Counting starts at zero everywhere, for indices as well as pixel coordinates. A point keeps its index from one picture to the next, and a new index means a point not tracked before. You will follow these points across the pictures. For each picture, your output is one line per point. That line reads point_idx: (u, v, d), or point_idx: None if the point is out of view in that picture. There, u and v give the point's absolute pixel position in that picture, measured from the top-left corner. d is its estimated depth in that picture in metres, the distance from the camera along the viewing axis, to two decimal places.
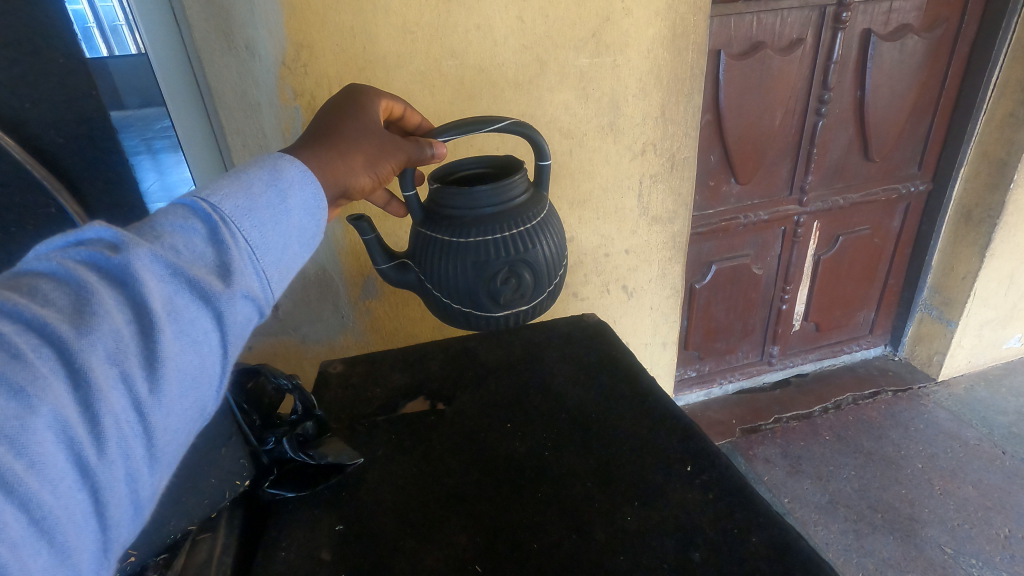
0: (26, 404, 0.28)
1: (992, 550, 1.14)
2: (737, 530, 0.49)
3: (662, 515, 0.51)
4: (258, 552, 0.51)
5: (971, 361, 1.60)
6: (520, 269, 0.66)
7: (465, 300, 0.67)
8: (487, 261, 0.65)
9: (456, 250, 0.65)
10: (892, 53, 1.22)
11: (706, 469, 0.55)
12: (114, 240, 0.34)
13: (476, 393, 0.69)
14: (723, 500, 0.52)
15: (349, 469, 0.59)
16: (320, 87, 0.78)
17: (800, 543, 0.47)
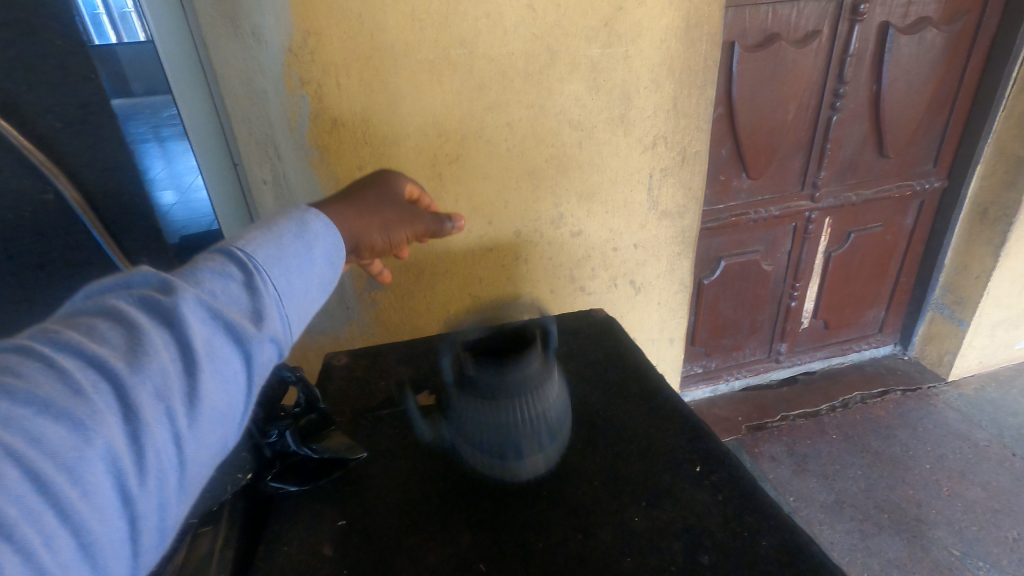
0: (83, 436, 0.28)
1: (1000, 553, 1.13)
2: (747, 533, 0.48)
3: (670, 516, 0.50)
4: (262, 546, 0.51)
5: (983, 362, 1.58)
6: (521, 419, 0.53)
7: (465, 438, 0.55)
8: (484, 385, 0.54)
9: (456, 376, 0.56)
10: (910, 46, 1.19)
11: (715, 469, 0.54)
12: (161, 283, 0.35)
13: None
14: (732, 500, 0.51)
15: (351, 463, 0.58)
16: (327, 75, 0.77)
17: (812, 548, 0.46)
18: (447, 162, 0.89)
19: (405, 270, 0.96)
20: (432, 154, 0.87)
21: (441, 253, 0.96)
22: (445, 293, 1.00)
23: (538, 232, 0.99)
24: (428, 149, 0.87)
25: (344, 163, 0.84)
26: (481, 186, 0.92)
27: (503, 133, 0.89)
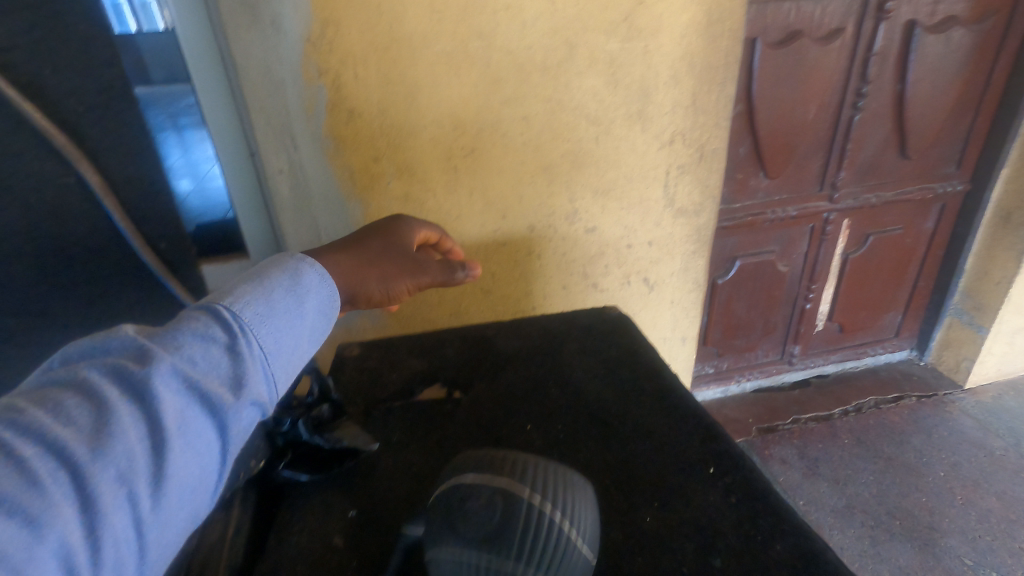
0: (37, 529, 0.27)
1: (1014, 564, 1.11)
2: (759, 537, 0.47)
3: (677, 518, 0.49)
4: (272, 534, 0.51)
5: (1001, 369, 1.55)
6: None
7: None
8: (500, 531, 0.42)
9: (462, 517, 0.43)
10: (937, 46, 1.17)
11: (728, 471, 0.53)
12: (140, 351, 0.34)
13: (491, 383, 0.68)
14: (744, 503, 0.50)
15: (362, 454, 0.57)
16: (345, 66, 0.78)
17: (826, 554, 0.46)
18: (462, 156, 0.89)
19: None
20: (448, 147, 0.87)
21: (455, 247, 0.96)
22: (457, 287, 1.00)
23: (552, 227, 0.99)
24: (444, 142, 0.87)
25: (360, 154, 0.85)
26: (496, 180, 0.92)
27: (519, 127, 0.88)
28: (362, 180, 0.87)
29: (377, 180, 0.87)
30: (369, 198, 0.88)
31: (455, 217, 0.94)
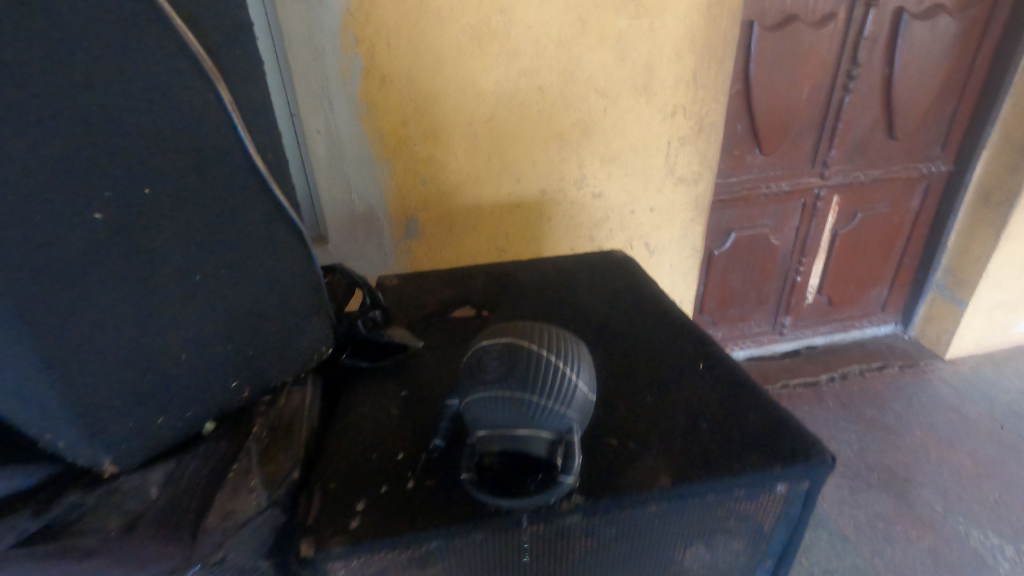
0: None
1: (980, 511, 1.21)
2: (734, 412, 0.49)
3: (695, 385, 0.53)
4: (325, 420, 0.50)
5: (980, 343, 1.65)
6: (561, 407, 0.40)
7: (495, 437, 0.40)
8: (517, 364, 0.41)
9: (481, 366, 0.42)
10: (924, 32, 1.25)
11: (715, 364, 0.55)
12: None
13: (511, 298, 0.68)
14: (725, 388, 0.52)
15: (412, 349, 0.57)
16: (379, 35, 0.86)
17: (789, 420, 0.48)
18: (482, 122, 0.97)
19: (438, 222, 1.05)
20: (470, 114, 0.96)
21: (474, 206, 1.05)
22: (475, 245, 1.09)
23: (561, 191, 1.07)
24: (466, 108, 0.95)
25: (390, 118, 0.93)
26: (512, 146, 1.01)
27: (535, 96, 0.97)
28: (391, 143, 0.95)
29: (404, 143, 0.95)
30: (397, 159, 0.96)
31: (474, 179, 1.02)
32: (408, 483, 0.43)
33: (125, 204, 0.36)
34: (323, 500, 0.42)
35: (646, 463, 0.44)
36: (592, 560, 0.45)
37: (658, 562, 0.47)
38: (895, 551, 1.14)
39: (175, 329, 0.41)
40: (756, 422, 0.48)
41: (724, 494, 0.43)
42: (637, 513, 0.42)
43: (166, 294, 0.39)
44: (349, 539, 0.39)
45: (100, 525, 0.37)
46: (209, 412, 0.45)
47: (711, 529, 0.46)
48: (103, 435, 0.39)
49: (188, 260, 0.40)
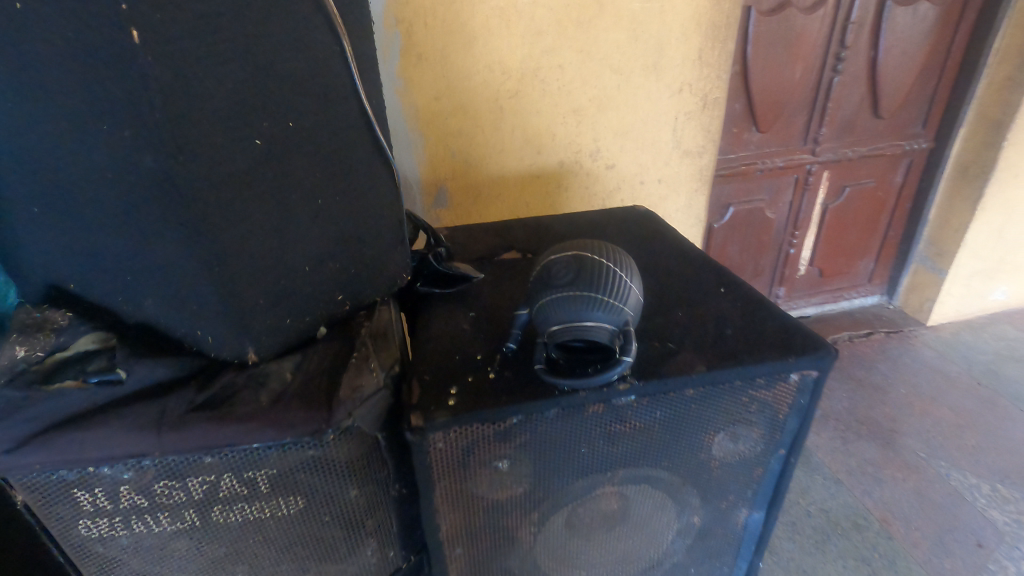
0: None
1: (959, 456, 1.33)
2: (755, 318, 0.59)
3: (721, 306, 0.61)
4: (409, 332, 0.59)
5: (960, 309, 1.77)
6: (620, 304, 0.50)
7: (565, 327, 0.49)
8: (583, 269, 0.51)
9: (552, 277, 0.52)
10: (906, 17, 1.35)
11: (734, 287, 0.65)
12: None
13: (548, 242, 0.77)
14: (745, 303, 0.62)
15: (473, 280, 0.66)
16: (417, 16, 0.94)
17: (799, 323, 0.57)
18: (508, 97, 1.06)
19: (466, 191, 1.13)
20: (496, 89, 1.04)
21: (498, 176, 1.14)
22: (499, 213, 1.18)
23: (578, 162, 1.17)
24: (494, 84, 1.04)
25: (425, 94, 1.01)
26: (534, 119, 1.09)
27: (556, 73, 1.06)
28: (424, 116, 1.03)
29: (437, 117, 1.03)
30: (430, 132, 1.04)
31: (499, 151, 1.11)
32: (489, 374, 0.52)
33: (274, 136, 0.44)
34: (422, 386, 0.51)
35: (683, 357, 0.54)
36: (640, 438, 0.55)
37: (694, 444, 0.57)
38: (883, 491, 1.25)
39: (300, 246, 0.50)
40: (772, 329, 0.57)
41: (746, 381, 0.53)
42: (676, 396, 0.52)
43: (297, 215, 0.48)
44: (447, 413, 0.48)
45: (252, 399, 0.46)
46: (323, 319, 0.54)
47: (736, 415, 0.56)
48: (247, 331, 0.48)
49: (313, 188, 0.49)
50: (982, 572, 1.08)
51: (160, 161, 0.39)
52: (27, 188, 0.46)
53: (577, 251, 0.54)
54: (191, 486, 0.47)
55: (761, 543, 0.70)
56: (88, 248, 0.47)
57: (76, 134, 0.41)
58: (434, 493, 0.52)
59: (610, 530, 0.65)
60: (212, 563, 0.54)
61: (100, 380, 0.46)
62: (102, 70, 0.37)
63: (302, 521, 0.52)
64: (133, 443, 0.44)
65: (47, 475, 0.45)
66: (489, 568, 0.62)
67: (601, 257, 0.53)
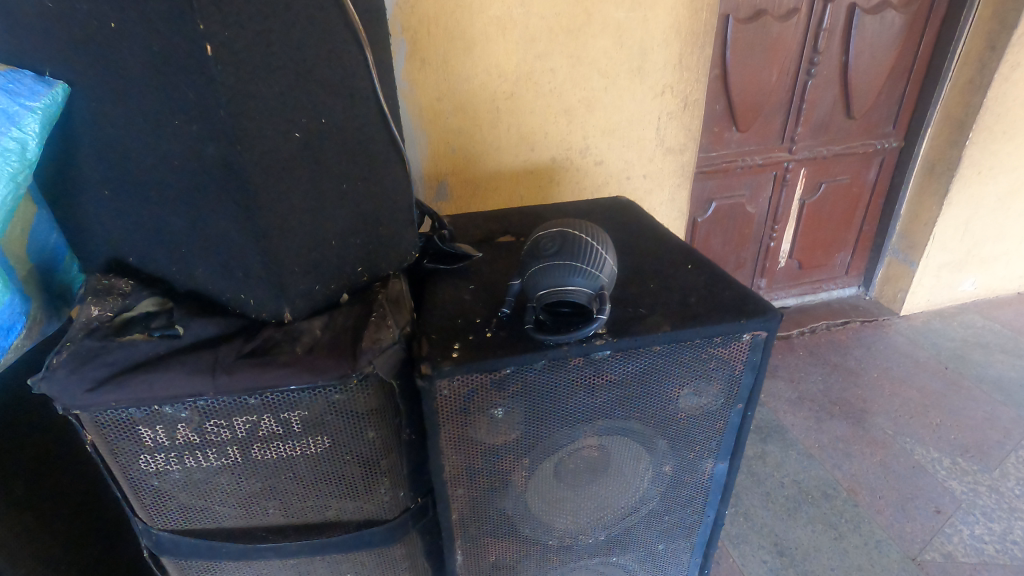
0: None
1: (924, 433, 1.43)
2: (715, 288, 0.68)
3: (688, 279, 0.71)
4: (418, 300, 0.68)
5: (931, 299, 1.87)
6: (597, 272, 0.60)
7: (552, 291, 0.59)
8: (566, 244, 0.62)
9: (541, 251, 0.62)
10: (874, 24, 1.46)
11: (700, 263, 0.74)
12: None
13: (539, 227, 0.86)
14: (708, 276, 0.71)
15: (473, 258, 0.76)
16: (421, 25, 1.03)
17: (752, 292, 0.67)
18: (504, 98, 1.15)
19: (465, 185, 1.22)
20: (493, 91, 1.14)
21: (495, 171, 1.23)
22: (495, 206, 1.27)
23: (569, 158, 1.26)
24: (491, 87, 1.13)
25: (428, 95, 1.10)
26: (528, 118, 1.19)
27: (547, 76, 1.15)
28: (427, 116, 1.12)
29: (438, 116, 1.13)
30: (432, 130, 1.13)
31: (496, 148, 1.20)
32: (487, 333, 0.62)
33: (310, 131, 0.54)
34: (431, 341, 0.60)
35: (651, 319, 0.63)
36: (616, 390, 0.64)
37: (662, 396, 0.66)
38: (852, 464, 1.35)
39: (329, 222, 0.59)
40: (730, 296, 0.67)
41: (705, 339, 0.63)
42: (646, 351, 0.62)
43: (328, 196, 0.57)
44: (452, 362, 0.58)
45: (290, 350, 0.55)
46: (345, 287, 0.63)
47: (698, 370, 0.65)
48: (284, 294, 0.57)
49: (340, 174, 0.58)
50: (939, 535, 1.18)
51: (221, 149, 0.49)
52: (103, 174, 0.55)
53: (560, 230, 0.65)
54: (236, 425, 0.57)
55: (725, 491, 0.80)
56: (152, 224, 0.57)
57: (152, 128, 0.50)
58: (439, 434, 0.61)
59: (595, 479, 0.73)
60: (249, 497, 0.63)
61: (161, 335, 0.56)
62: (179, 75, 0.46)
63: (327, 459, 0.61)
64: (192, 384, 0.53)
65: (118, 413, 0.54)
66: (487, 508, 0.71)
67: (581, 236, 0.64)
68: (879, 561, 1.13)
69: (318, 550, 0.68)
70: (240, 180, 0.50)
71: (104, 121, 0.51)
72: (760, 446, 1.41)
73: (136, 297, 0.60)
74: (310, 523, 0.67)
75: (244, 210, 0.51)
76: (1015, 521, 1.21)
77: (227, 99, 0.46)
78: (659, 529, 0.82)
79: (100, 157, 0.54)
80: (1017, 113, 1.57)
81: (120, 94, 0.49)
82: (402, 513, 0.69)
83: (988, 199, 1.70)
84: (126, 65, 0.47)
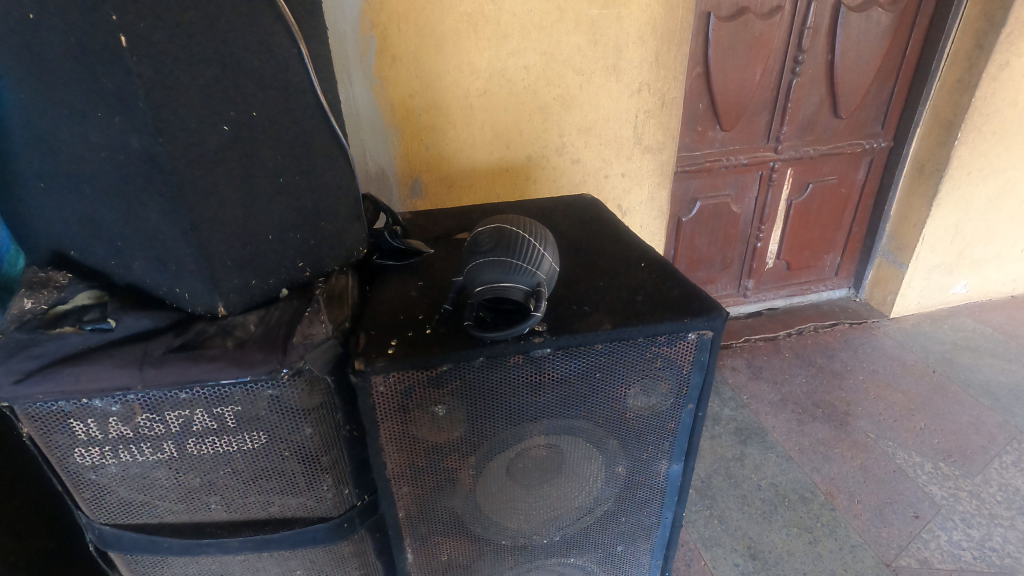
0: None
1: (906, 436, 1.41)
2: (664, 285, 0.68)
3: (638, 277, 0.71)
4: (365, 297, 0.68)
5: (921, 302, 1.85)
6: (533, 269, 0.60)
7: (489, 287, 0.59)
8: (502, 239, 0.62)
9: (480, 245, 0.63)
10: (859, 22, 1.44)
11: (653, 262, 0.74)
12: None
13: None
14: (659, 274, 0.71)
15: (423, 255, 0.77)
16: (391, 21, 1.02)
17: (700, 290, 0.67)
18: (477, 96, 1.14)
19: (440, 182, 1.22)
20: (466, 88, 1.13)
21: (470, 169, 1.22)
22: (471, 203, 1.26)
23: (545, 156, 1.25)
24: (464, 84, 1.12)
25: (400, 92, 1.09)
26: (502, 115, 1.18)
27: (521, 73, 1.14)
28: (399, 113, 1.11)
29: (411, 113, 1.12)
30: (405, 127, 1.12)
31: (470, 146, 1.19)
32: (426, 329, 0.61)
33: (241, 125, 0.53)
34: (368, 337, 0.60)
35: (595, 317, 0.63)
36: (561, 388, 0.63)
37: (609, 395, 0.65)
38: (832, 467, 1.33)
39: (265, 216, 0.58)
40: (677, 295, 0.66)
41: (650, 337, 0.62)
42: (589, 349, 0.61)
43: (262, 190, 0.57)
44: (386, 359, 0.57)
45: (220, 344, 0.56)
46: (285, 282, 0.63)
47: (645, 369, 0.64)
48: (217, 288, 0.57)
49: (276, 167, 0.57)
50: (915, 540, 1.16)
51: (143, 141, 0.48)
52: (36, 166, 0.55)
53: (502, 226, 0.65)
54: (168, 419, 0.56)
55: (682, 492, 0.79)
56: (87, 217, 0.56)
57: (78, 121, 0.50)
58: (378, 431, 0.61)
59: (546, 480, 0.71)
60: (189, 492, 0.62)
61: (93, 328, 0.56)
62: (96, 66, 0.45)
63: (265, 455, 0.60)
64: (119, 377, 0.53)
65: (49, 406, 0.54)
66: (435, 507, 0.70)
67: (521, 230, 0.64)
68: (852, 567, 1.11)
69: (262, 547, 0.67)
70: (165, 174, 0.50)
71: (32, 113, 0.51)
72: (740, 448, 1.39)
73: (73, 290, 0.60)
74: (253, 519, 0.66)
75: (172, 204, 0.51)
76: (995, 527, 1.19)
77: (145, 91, 0.46)
78: (616, 530, 0.81)
79: (33, 150, 0.54)
80: (1007, 114, 1.55)
81: (46, 86, 0.49)
82: (348, 511, 0.68)
83: (979, 200, 1.68)
84: (49, 57, 0.47)
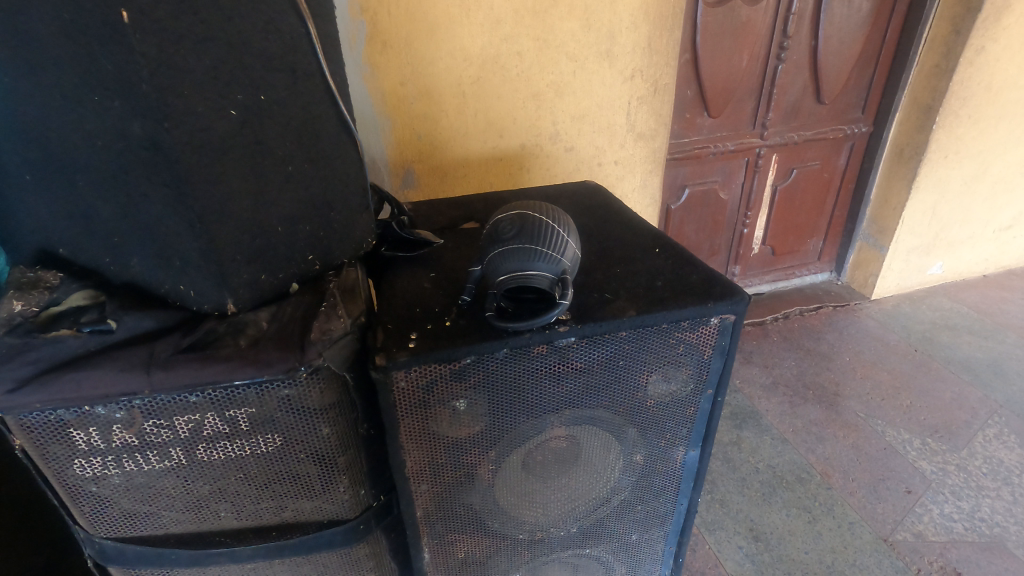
0: None
1: (894, 414, 1.44)
2: (682, 271, 0.68)
3: (654, 263, 0.70)
4: (378, 291, 0.66)
5: (900, 283, 1.90)
6: (558, 256, 0.59)
7: (511, 276, 0.57)
8: (524, 226, 0.61)
9: (500, 232, 0.61)
10: (842, 8, 1.45)
11: (667, 248, 0.73)
12: None
13: None
14: (675, 260, 0.70)
15: (431, 246, 0.75)
16: (381, 5, 0.98)
17: (720, 276, 0.66)
18: (470, 83, 1.11)
19: (433, 172, 1.19)
20: (459, 76, 1.10)
21: (462, 158, 1.19)
22: (464, 193, 1.24)
23: (538, 145, 1.24)
24: (457, 70, 1.09)
25: (391, 79, 1.05)
26: (495, 104, 1.15)
27: (515, 60, 1.12)
28: (391, 101, 1.07)
29: (402, 101, 1.08)
30: (397, 115, 1.09)
31: (463, 135, 1.16)
32: (446, 321, 0.60)
33: (248, 109, 0.50)
34: (386, 332, 0.58)
35: (617, 304, 0.62)
36: (583, 378, 0.62)
37: (631, 382, 0.64)
38: (826, 447, 1.35)
39: (274, 207, 0.55)
40: (697, 280, 0.66)
41: (672, 323, 0.61)
42: (612, 337, 0.60)
43: (271, 180, 0.54)
44: (408, 353, 0.55)
45: (233, 343, 0.53)
46: (295, 276, 0.61)
47: (667, 356, 0.64)
48: (226, 283, 0.54)
49: (283, 155, 0.54)
50: (910, 515, 1.19)
51: (147, 127, 0.45)
52: (19, 157, 0.51)
53: (522, 213, 0.64)
54: (177, 425, 0.53)
55: (698, 478, 0.79)
56: (80, 212, 0.52)
57: (71, 106, 0.46)
58: (398, 428, 0.58)
59: (565, 472, 0.70)
60: (197, 501, 0.59)
61: (92, 330, 0.52)
62: (95, 45, 0.42)
63: (279, 458, 0.57)
64: (124, 381, 0.49)
65: (46, 415, 0.51)
66: (453, 504, 0.68)
67: (541, 216, 0.63)
68: (852, 543, 1.13)
69: (275, 553, 0.64)
70: (170, 163, 0.46)
71: (16, 99, 0.47)
72: (736, 432, 1.40)
73: (65, 290, 0.56)
74: (264, 526, 0.63)
75: (178, 196, 0.48)
76: (982, 498, 1.23)
77: (149, 71, 0.42)
78: (633, 519, 0.80)
79: (17, 140, 0.49)
80: (982, 98, 1.59)
81: (32, 69, 0.45)
82: (363, 512, 0.66)
83: (954, 183, 1.73)
84: (37, 36, 0.43)
